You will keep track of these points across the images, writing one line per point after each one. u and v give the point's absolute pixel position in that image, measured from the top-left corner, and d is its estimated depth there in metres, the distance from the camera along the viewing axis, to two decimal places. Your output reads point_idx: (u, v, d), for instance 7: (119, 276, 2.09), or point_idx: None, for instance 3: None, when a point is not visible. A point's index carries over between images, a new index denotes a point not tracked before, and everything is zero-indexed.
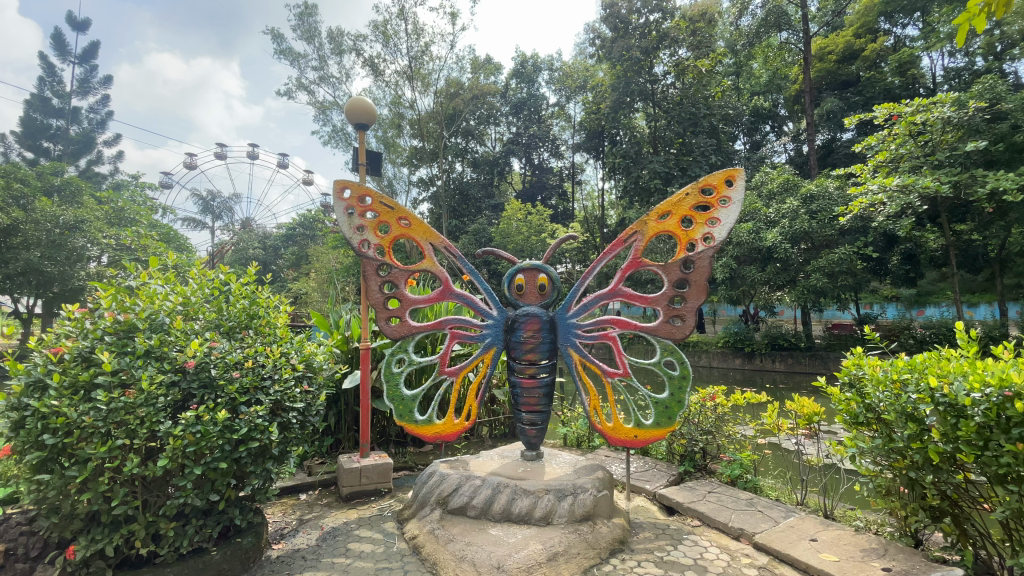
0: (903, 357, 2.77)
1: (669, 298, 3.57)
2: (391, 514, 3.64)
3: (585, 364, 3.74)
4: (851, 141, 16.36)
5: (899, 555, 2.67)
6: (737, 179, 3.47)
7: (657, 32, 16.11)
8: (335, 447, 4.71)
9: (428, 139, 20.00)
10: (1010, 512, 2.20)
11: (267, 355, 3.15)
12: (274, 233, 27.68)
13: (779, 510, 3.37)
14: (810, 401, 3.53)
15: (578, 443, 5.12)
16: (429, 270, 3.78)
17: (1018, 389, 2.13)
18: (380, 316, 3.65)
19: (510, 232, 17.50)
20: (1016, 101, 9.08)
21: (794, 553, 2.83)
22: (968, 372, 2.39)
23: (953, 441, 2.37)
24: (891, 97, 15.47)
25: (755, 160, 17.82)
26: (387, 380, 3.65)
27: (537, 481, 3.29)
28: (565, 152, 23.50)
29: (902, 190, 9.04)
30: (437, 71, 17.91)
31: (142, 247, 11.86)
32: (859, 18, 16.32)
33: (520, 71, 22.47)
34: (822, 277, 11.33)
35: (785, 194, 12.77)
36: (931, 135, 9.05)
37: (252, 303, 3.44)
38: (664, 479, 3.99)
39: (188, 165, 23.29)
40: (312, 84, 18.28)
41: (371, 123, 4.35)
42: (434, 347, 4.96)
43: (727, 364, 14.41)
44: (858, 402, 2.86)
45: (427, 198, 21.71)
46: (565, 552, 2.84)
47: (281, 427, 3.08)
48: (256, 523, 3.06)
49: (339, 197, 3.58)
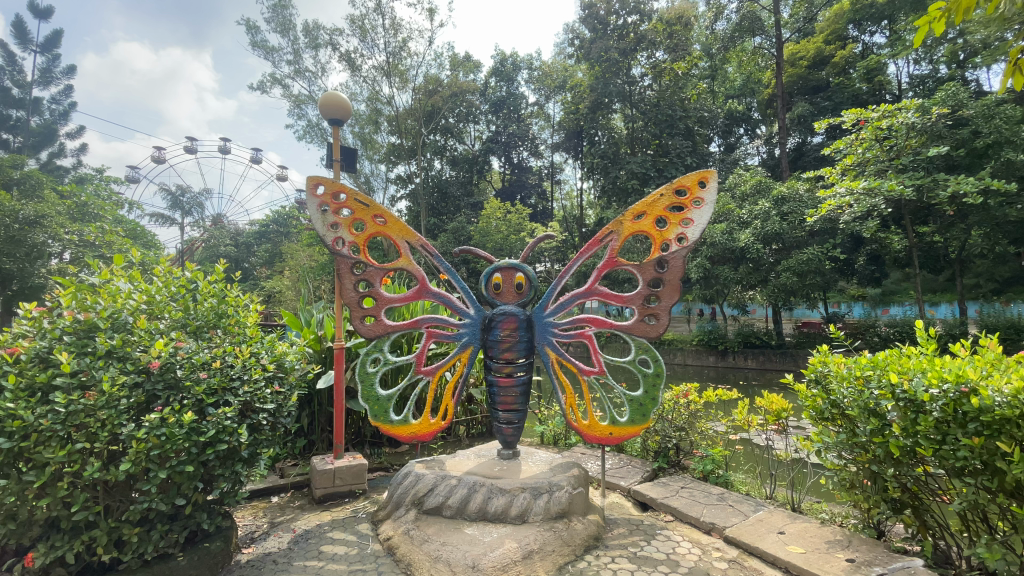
0: (866, 354, 2.87)
1: (644, 298, 3.62)
2: (366, 516, 3.59)
3: (561, 362, 3.76)
4: (821, 144, 16.92)
5: (862, 546, 2.75)
6: (710, 180, 3.53)
7: (635, 34, 16.35)
8: (308, 449, 4.63)
9: (406, 135, 19.87)
10: (965, 504, 2.29)
11: (236, 355, 3.08)
12: (246, 230, 27.04)
13: (749, 504, 3.45)
14: (779, 397, 3.62)
15: (555, 441, 5.15)
16: (405, 268, 3.72)
17: (973, 385, 2.23)
18: (354, 315, 3.59)
19: (490, 231, 17.47)
20: (977, 108, 9.48)
21: (763, 547, 2.90)
22: (927, 369, 2.48)
23: (912, 435, 2.45)
24: (858, 103, 16.09)
25: (729, 162, 18.26)
26: (361, 380, 3.59)
27: (513, 480, 3.29)
28: (544, 151, 23.58)
29: (868, 193, 9.37)
30: (416, 68, 17.78)
31: (107, 244, 11.45)
32: (829, 25, 16.89)
33: (499, 69, 22.46)
34: (792, 276, 11.66)
35: (758, 196, 13.09)
36: (896, 140, 9.39)
37: (222, 301, 3.34)
38: (639, 476, 4.04)
39: (157, 159, 22.51)
40: (286, 78, 17.96)
41: (345, 119, 4.28)
42: (410, 346, 4.92)
43: (702, 361, 14.71)
44: (823, 398, 2.95)
45: (405, 195, 21.60)
46: (540, 550, 2.86)
47: (251, 428, 3.01)
48: (226, 526, 3.01)
49: (312, 194, 3.52)
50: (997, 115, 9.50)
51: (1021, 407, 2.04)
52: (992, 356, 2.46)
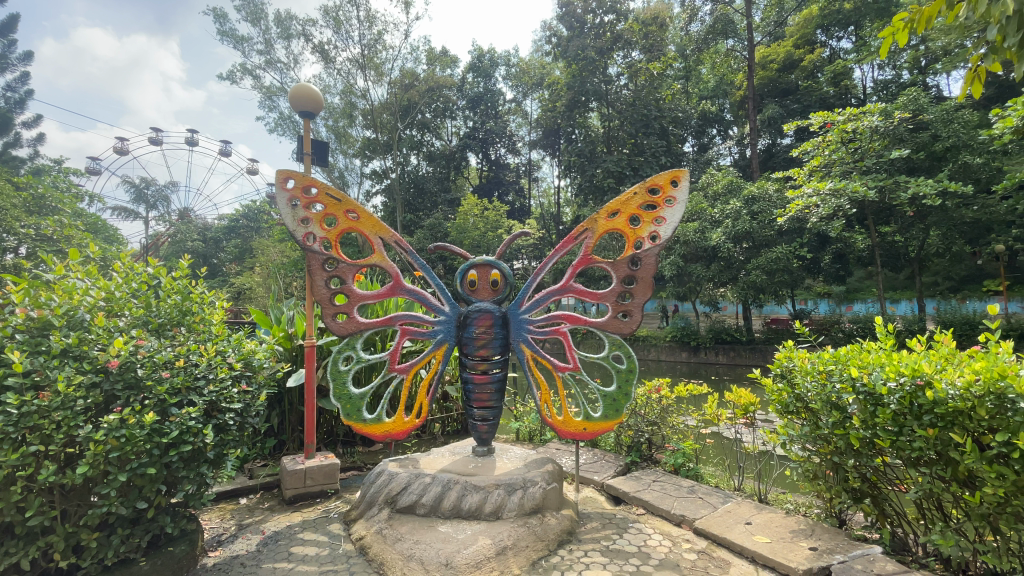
0: (829, 348, 2.97)
1: (618, 294, 3.66)
2: (338, 516, 3.54)
3: (536, 358, 3.77)
4: (790, 146, 17.45)
5: (825, 534, 2.85)
6: (681, 180, 3.59)
7: (612, 33, 16.49)
8: (279, 449, 4.53)
9: (382, 130, 19.62)
10: (921, 493, 2.40)
11: (201, 353, 2.98)
12: (215, 224, 26.27)
13: (718, 496, 3.53)
14: (747, 392, 3.71)
15: (530, 437, 5.16)
16: (378, 265, 3.67)
17: (928, 378, 2.33)
18: (326, 311, 3.52)
19: (467, 228, 17.39)
20: (936, 113, 9.85)
21: (730, 537, 2.97)
22: (885, 363, 2.58)
23: (871, 427, 2.55)
24: (825, 106, 16.64)
25: (702, 162, 18.66)
26: (333, 379, 3.52)
27: (486, 476, 3.29)
28: (522, 148, 23.63)
29: (834, 194, 9.67)
30: (392, 62, 17.59)
31: (66, 238, 10.88)
32: (798, 30, 17.40)
33: (476, 65, 22.30)
34: (761, 274, 11.98)
35: (729, 195, 13.40)
36: (860, 143, 9.73)
37: (187, 298, 3.23)
38: (612, 470, 4.09)
39: (120, 150, 21.62)
40: (257, 69, 17.55)
41: (317, 111, 4.19)
42: (383, 344, 4.87)
43: (674, 357, 15.00)
44: (789, 392, 3.05)
45: (381, 191, 21.41)
46: (514, 545, 2.87)
47: (217, 429, 2.92)
48: (191, 530, 2.92)
49: (282, 188, 3.44)
50: (955, 119, 9.89)
51: (973, 400, 2.14)
52: (947, 350, 2.57)
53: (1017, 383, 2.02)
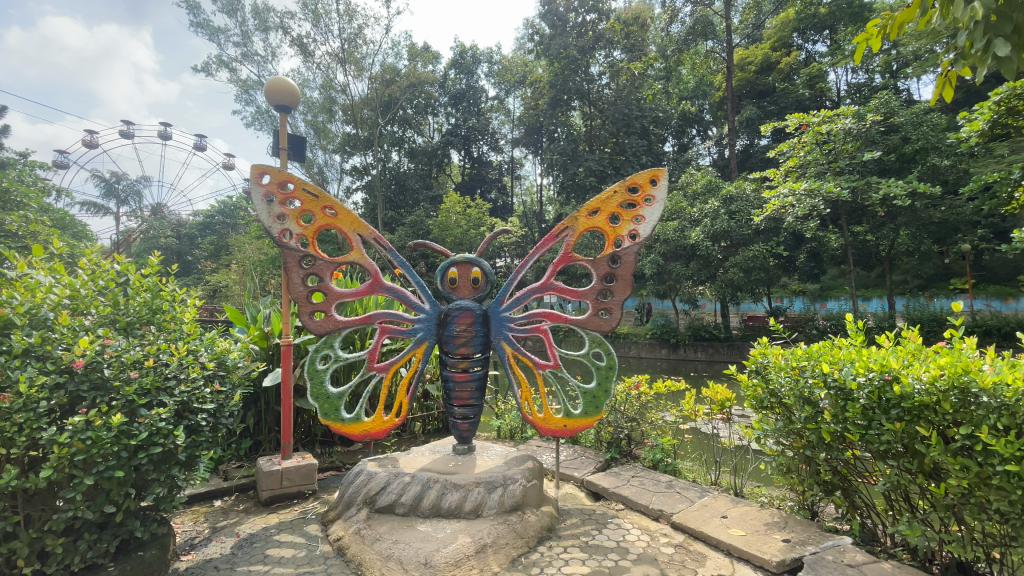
0: (802, 345, 3.04)
1: (597, 292, 3.69)
2: (315, 517, 3.49)
3: (517, 356, 3.77)
4: (767, 146, 17.83)
5: (797, 526, 2.92)
6: (660, 179, 3.62)
7: (593, 32, 16.61)
8: (254, 449, 4.45)
9: (362, 125, 19.40)
10: (888, 484, 2.48)
11: (171, 353, 2.91)
12: (189, 221, 25.60)
13: (695, 491, 3.59)
14: (723, 388, 3.78)
15: (511, 435, 5.17)
16: (357, 262, 3.63)
17: (895, 373, 2.41)
18: (303, 310, 3.47)
19: (449, 225, 17.27)
20: (907, 116, 10.12)
21: (707, 531, 3.02)
22: (854, 359, 2.66)
23: (841, 421, 2.62)
24: (801, 108, 17.06)
25: (682, 161, 18.97)
26: (311, 378, 3.46)
27: (466, 475, 3.27)
28: (504, 146, 23.60)
29: (809, 194, 9.90)
30: (373, 57, 17.41)
31: (31, 235, 10.46)
32: (775, 33, 17.81)
33: (459, 61, 22.18)
34: (739, 272, 12.19)
35: (708, 195, 13.61)
36: (835, 144, 9.97)
37: (157, 295, 3.13)
38: (592, 466, 4.13)
39: (89, 143, 20.86)
40: (233, 61, 17.20)
41: (293, 105, 4.11)
42: (362, 342, 4.81)
43: (654, 354, 15.17)
44: (763, 387, 3.11)
45: (361, 187, 21.17)
46: (493, 543, 2.87)
47: (189, 430, 2.85)
48: (162, 533, 2.84)
49: (257, 183, 3.37)
50: (925, 123, 10.17)
51: (937, 394, 2.21)
52: (914, 346, 2.65)
53: (979, 377, 2.11)
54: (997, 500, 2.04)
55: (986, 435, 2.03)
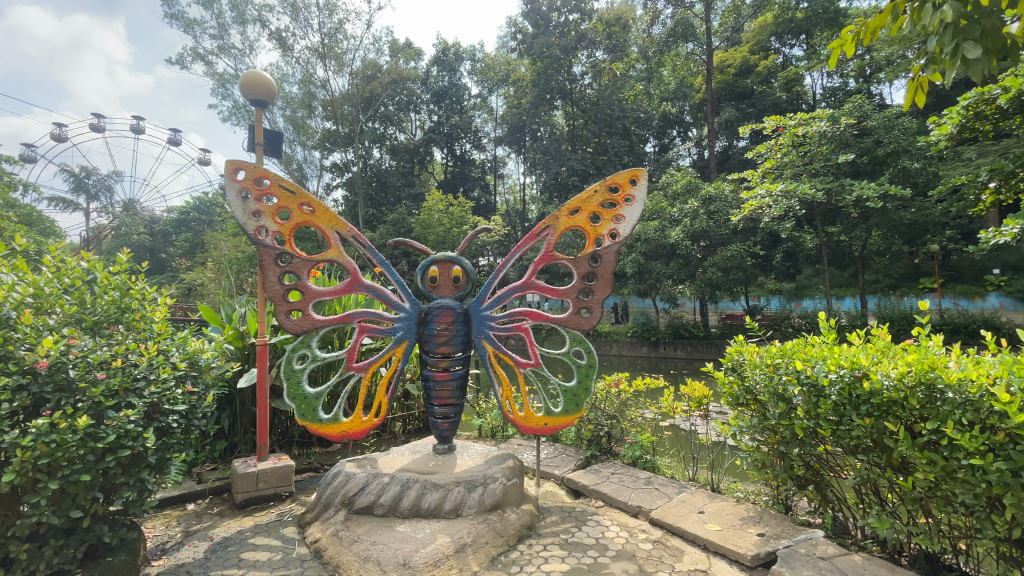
0: (776, 343, 3.11)
1: (578, 291, 3.70)
2: (292, 519, 3.43)
3: (498, 355, 3.76)
4: (745, 148, 18.18)
5: (771, 520, 2.98)
6: (640, 179, 3.65)
7: (576, 32, 16.67)
8: (230, 451, 4.36)
9: (343, 121, 19.15)
10: (859, 478, 2.54)
11: (141, 353, 2.82)
12: (163, 218, 24.96)
13: (674, 487, 3.63)
14: (701, 385, 3.84)
15: (492, 433, 5.17)
16: (336, 260, 3.57)
17: (865, 370, 2.48)
18: (279, 309, 3.40)
19: (431, 223, 17.15)
20: (879, 120, 10.39)
21: (684, 526, 3.07)
22: (826, 356, 2.73)
23: (813, 417, 2.68)
24: (778, 110, 17.42)
25: (663, 162, 19.23)
26: (287, 378, 3.40)
27: (446, 475, 3.25)
28: (487, 144, 23.54)
29: (786, 195, 10.13)
30: (353, 52, 17.22)
31: None
32: (753, 36, 18.13)
33: (441, 58, 22.09)
34: (717, 271, 12.39)
35: (687, 195, 13.81)
36: (809, 147, 10.28)
37: (126, 293, 3.03)
38: (572, 464, 4.16)
39: (57, 137, 20.17)
40: (209, 54, 16.84)
41: (270, 100, 4.03)
42: (341, 342, 4.75)
43: (635, 352, 15.32)
44: (739, 385, 3.17)
45: (342, 184, 20.92)
46: (473, 543, 2.86)
47: (159, 432, 2.76)
48: (132, 538, 2.76)
49: (232, 179, 3.30)
50: (896, 126, 10.44)
51: (905, 390, 2.28)
52: (883, 344, 2.72)
53: (945, 374, 2.17)
54: (962, 493, 2.10)
55: (952, 430, 2.08)
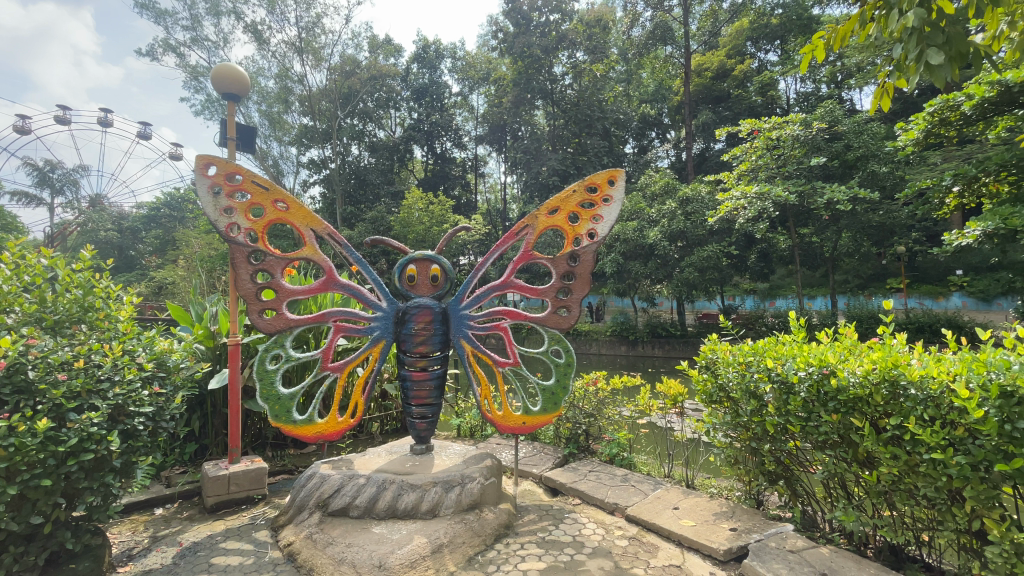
0: (749, 341, 3.17)
1: (556, 290, 3.72)
2: (265, 523, 3.36)
3: (476, 355, 3.75)
4: (722, 151, 18.58)
5: (744, 515, 3.05)
6: (618, 180, 3.68)
7: (557, 32, 16.73)
8: (200, 454, 4.25)
9: (320, 117, 18.85)
10: (827, 472, 2.62)
11: (104, 353, 2.73)
12: (132, 214, 24.17)
13: (649, 484, 3.68)
14: (676, 383, 3.90)
15: (471, 433, 5.16)
16: (311, 259, 3.50)
17: (832, 367, 2.55)
18: (251, 308, 3.32)
19: (411, 221, 17.02)
20: (850, 125, 10.54)
21: (659, 522, 3.11)
22: (795, 354, 2.80)
23: (784, 414, 2.75)
24: (753, 114, 17.81)
25: (641, 163, 19.48)
26: (260, 378, 3.33)
27: (423, 475, 3.23)
28: (467, 142, 23.41)
29: (760, 197, 10.38)
30: (331, 48, 16.99)
31: None
32: (731, 40, 18.11)
33: (421, 56, 21.96)
34: (694, 271, 12.60)
35: (665, 196, 14.02)
36: (783, 150, 10.62)
37: (89, 292, 2.93)
38: (550, 462, 4.18)
39: (20, 129, 19.35)
40: (181, 46, 16.39)
41: (243, 94, 3.94)
42: (317, 342, 4.68)
43: (614, 350, 15.45)
44: (712, 382, 3.23)
45: (319, 181, 20.61)
46: (450, 543, 2.85)
47: (124, 435, 2.67)
48: (96, 545, 2.67)
49: (202, 174, 3.21)
50: (865, 132, 10.61)
51: (870, 387, 2.35)
52: (850, 342, 2.80)
53: (908, 371, 2.25)
54: (924, 486, 2.18)
55: (914, 425, 2.16)
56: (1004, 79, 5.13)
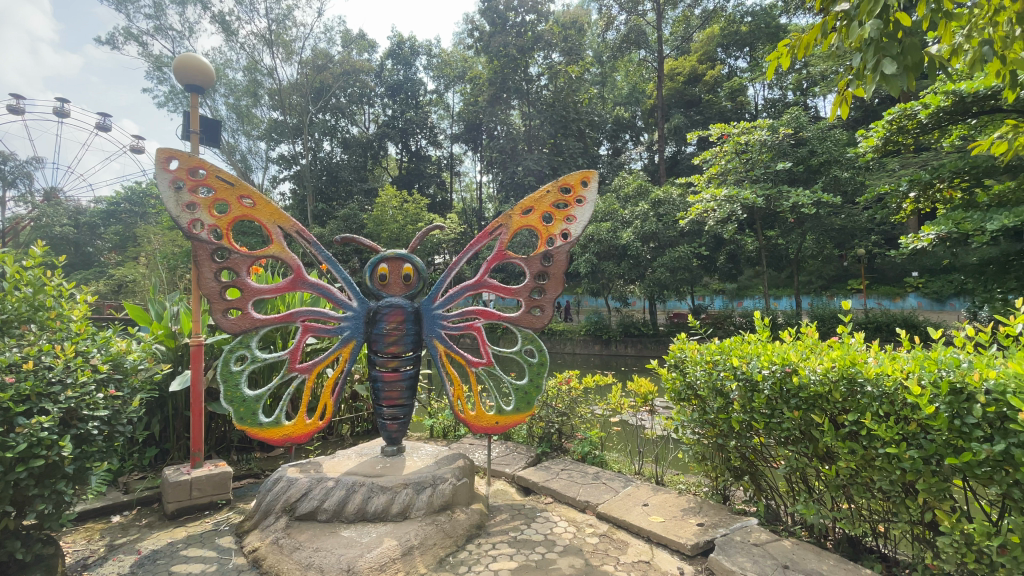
0: (715, 340, 3.25)
1: (530, 290, 3.72)
2: (229, 528, 3.27)
3: (449, 354, 3.72)
4: (693, 154, 19.03)
5: (710, 510, 3.12)
6: (591, 181, 3.71)
7: (532, 33, 16.76)
8: (161, 459, 4.10)
9: (291, 112, 18.42)
10: (790, 468, 2.70)
11: (56, 355, 2.59)
12: (90, 209, 23.12)
13: (620, 481, 3.73)
14: (646, 381, 3.97)
15: (444, 433, 5.13)
16: (278, 257, 3.41)
17: (794, 365, 2.64)
18: (215, 307, 3.21)
19: (385, 220, 16.81)
20: (814, 131, 10.93)
21: (629, 519, 3.15)
22: (760, 353, 2.88)
23: (749, 411, 2.83)
24: (723, 119, 18.30)
25: (615, 164, 19.75)
26: (223, 380, 3.22)
27: (395, 476, 3.20)
28: (443, 141, 23.22)
29: (728, 200, 10.66)
30: (303, 41, 16.64)
31: None
32: (702, 46, 19.00)
33: (396, 52, 21.72)
34: (665, 271, 12.86)
35: (638, 198, 14.27)
36: (751, 154, 10.96)
37: (40, 290, 2.79)
38: (523, 462, 4.19)
39: None
40: (144, 34, 15.80)
41: (208, 86, 3.81)
42: (284, 342, 4.58)
43: (588, 350, 15.59)
44: (681, 380, 3.30)
45: (289, 177, 20.17)
46: (421, 544, 2.82)
47: (78, 440, 2.55)
48: (47, 554, 2.55)
49: (163, 168, 3.10)
50: (829, 138, 10.94)
51: (830, 383, 2.43)
52: (812, 341, 2.89)
53: (864, 369, 2.34)
54: (880, 480, 2.28)
55: (871, 421, 2.25)
56: (957, 90, 5.41)
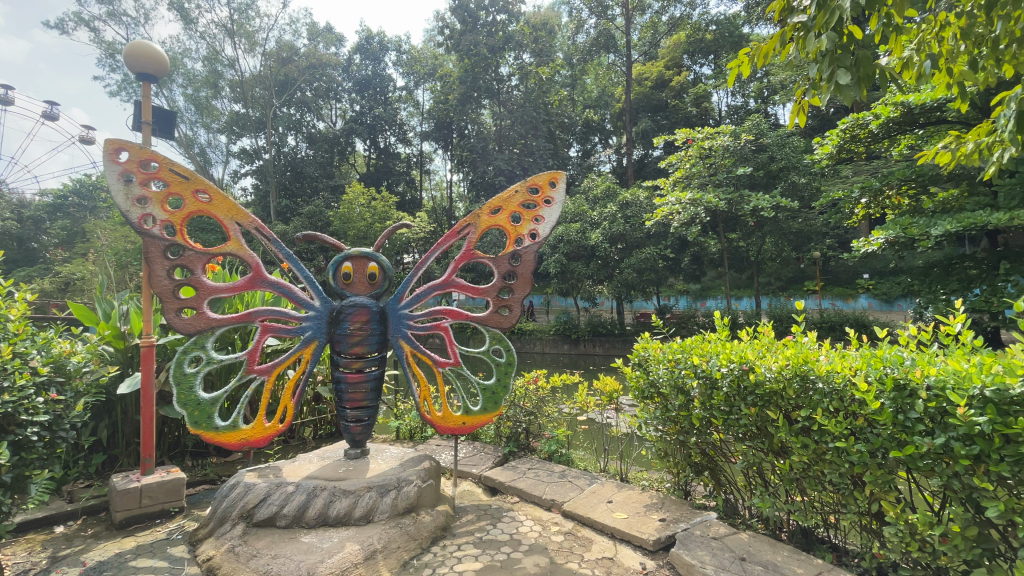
0: (677, 340, 3.33)
1: (498, 289, 3.71)
2: (183, 537, 3.14)
3: (415, 355, 3.68)
4: (659, 158, 19.47)
5: (672, 506, 3.20)
6: (559, 182, 3.73)
7: (503, 33, 16.79)
8: (109, 465, 3.90)
9: (254, 105, 17.85)
10: (746, 463, 2.80)
11: None
12: (35, 202, 21.78)
13: (586, 479, 3.78)
14: (611, 379, 4.03)
15: (410, 435, 5.07)
16: (236, 254, 3.28)
17: (750, 363, 2.73)
18: (167, 306, 3.07)
19: (352, 217, 16.48)
20: (774, 138, 11.33)
21: (594, 516, 3.19)
22: (719, 351, 2.97)
23: (708, 408, 2.92)
24: (689, 124, 18.80)
25: (585, 166, 20.00)
26: (177, 383, 3.09)
27: (358, 479, 3.14)
28: (412, 138, 22.93)
29: (693, 203, 10.93)
30: (267, 32, 16.15)
31: None
32: (668, 52, 19.53)
33: (364, 46, 21.34)
34: (632, 272, 13.11)
35: (606, 199, 14.48)
36: (715, 159, 11.30)
37: None
38: (490, 462, 4.18)
39: None
40: (95, 20, 15.04)
41: (161, 75, 3.63)
42: (243, 342, 4.43)
43: (557, 349, 15.69)
44: (644, 379, 3.36)
45: (251, 172, 19.55)
46: (384, 548, 2.78)
47: (15, 447, 2.40)
48: None
49: (111, 160, 2.94)
50: (787, 144, 11.36)
51: (784, 381, 2.53)
52: (767, 339, 2.99)
53: (816, 367, 2.44)
54: (831, 473, 2.38)
55: (822, 416, 2.35)
56: (907, 101, 5.72)
